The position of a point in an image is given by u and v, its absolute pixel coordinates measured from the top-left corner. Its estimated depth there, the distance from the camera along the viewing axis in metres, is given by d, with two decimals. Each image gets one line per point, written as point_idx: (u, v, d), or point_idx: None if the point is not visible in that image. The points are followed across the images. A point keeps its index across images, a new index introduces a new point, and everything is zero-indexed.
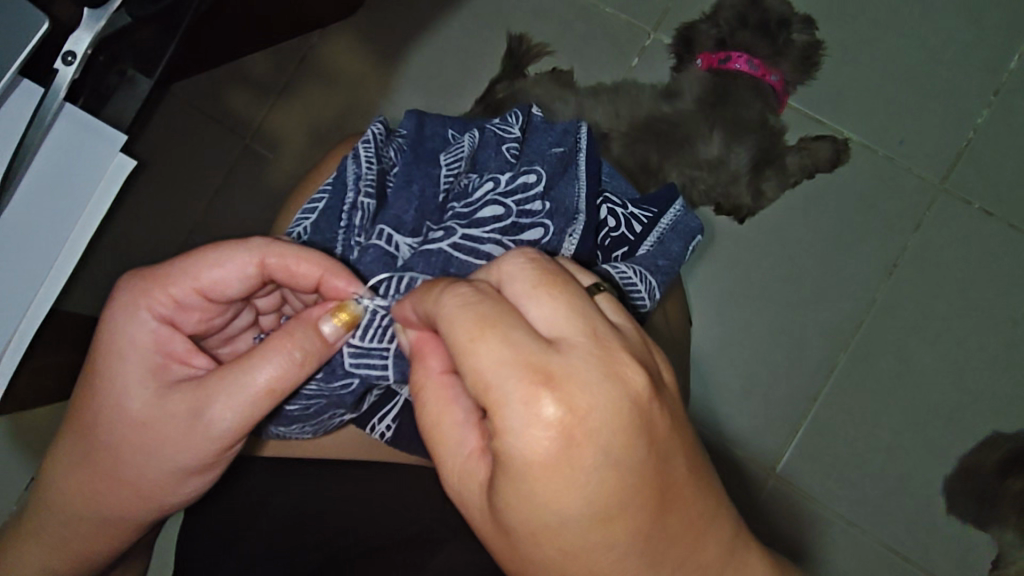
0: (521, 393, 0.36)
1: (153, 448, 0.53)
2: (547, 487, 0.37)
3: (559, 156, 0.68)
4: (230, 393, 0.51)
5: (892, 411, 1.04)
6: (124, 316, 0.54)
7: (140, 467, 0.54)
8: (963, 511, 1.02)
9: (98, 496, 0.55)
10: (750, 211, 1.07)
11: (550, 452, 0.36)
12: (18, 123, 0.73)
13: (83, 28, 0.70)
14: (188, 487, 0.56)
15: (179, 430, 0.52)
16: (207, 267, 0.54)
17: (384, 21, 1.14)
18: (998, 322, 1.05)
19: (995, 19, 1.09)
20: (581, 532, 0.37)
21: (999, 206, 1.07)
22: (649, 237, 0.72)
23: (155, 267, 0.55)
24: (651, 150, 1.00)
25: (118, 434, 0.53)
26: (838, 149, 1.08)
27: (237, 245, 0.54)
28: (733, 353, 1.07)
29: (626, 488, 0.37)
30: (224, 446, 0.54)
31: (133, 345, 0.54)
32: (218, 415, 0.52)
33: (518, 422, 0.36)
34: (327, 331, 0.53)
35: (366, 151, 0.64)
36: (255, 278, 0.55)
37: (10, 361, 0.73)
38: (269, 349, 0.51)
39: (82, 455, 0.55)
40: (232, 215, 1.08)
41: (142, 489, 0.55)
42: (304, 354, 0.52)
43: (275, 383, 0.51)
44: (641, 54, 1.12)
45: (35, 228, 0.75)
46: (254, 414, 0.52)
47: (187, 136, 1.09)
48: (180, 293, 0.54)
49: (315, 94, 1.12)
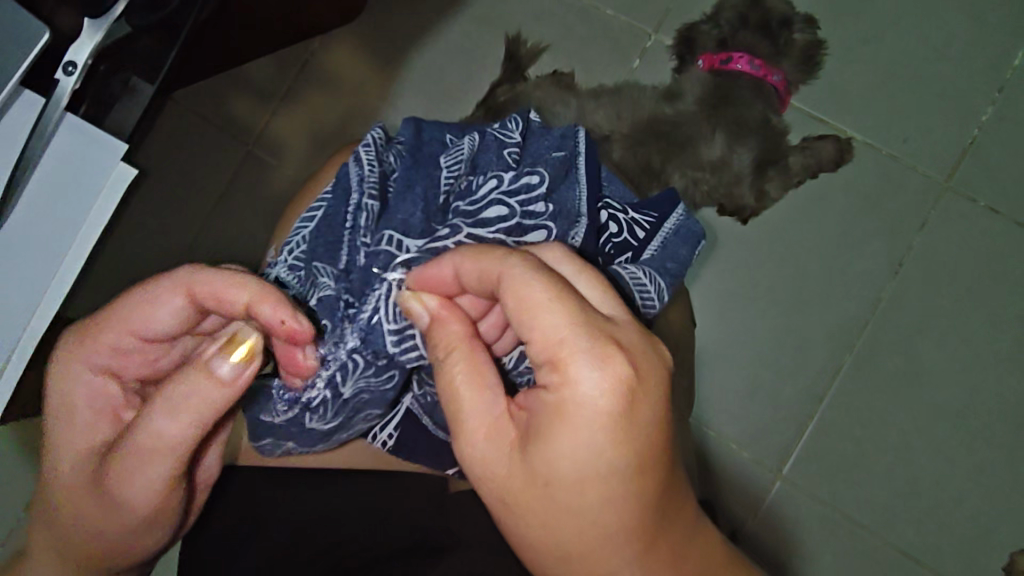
0: (595, 351, 0.45)
1: (97, 499, 0.52)
2: (602, 432, 0.44)
3: (559, 160, 0.68)
4: (151, 437, 0.50)
5: (900, 413, 1.04)
6: (60, 380, 0.54)
7: (84, 523, 0.52)
8: (972, 512, 1.01)
9: (56, 551, 0.54)
10: (753, 211, 1.06)
11: (613, 400, 0.44)
12: (20, 132, 0.74)
13: (85, 38, 0.70)
14: (142, 537, 0.54)
15: (114, 487, 0.51)
16: (129, 309, 0.53)
17: (385, 27, 1.14)
18: (1006, 321, 1.04)
19: (999, 16, 1.08)
20: (621, 478, 0.45)
21: (1005, 203, 1.06)
22: (653, 242, 0.71)
23: (89, 318, 0.55)
24: (654, 152, 0.99)
25: (59, 495, 0.53)
26: (840, 147, 1.07)
27: (148, 290, 0.52)
28: (739, 354, 1.07)
29: (658, 443, 0.46)
30: (157, 496, 0.52)
31: (76, 396, 0.54)
32: (140, 471, 0.50)
33: (588, 374, 0.44)
34: (223, 372, 0.49)
35: (367, 155, 0.64)
36: (180, 316, 0.53)
37: (11, 376, 0.73)
38: (167, 401, 0.49)
39: (39, 514, 0.54)
40: (235, 221, 1.08)
41: (94, 544, 0.53)
42: (203, 398, 0.49)
43: (190, 421, 0.49)
44: (642, 56, 1.12)
45: (35, 240, 0.75)
46: (179, 452, 0.51)
47: (189, 144, 1.10)
48: (112, 341, 0.54)
49: (317, 100, 1.12)
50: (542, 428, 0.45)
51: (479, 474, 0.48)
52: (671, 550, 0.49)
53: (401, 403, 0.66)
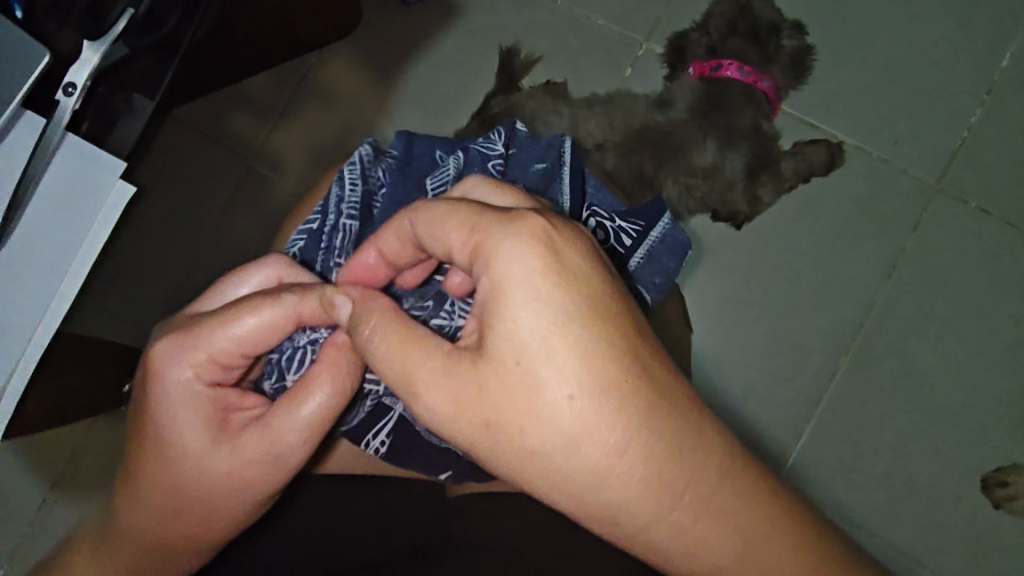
0: (506, 224, 0.45)
1: (228, 488, 0.55)
2: (540, 300, 0.44)
3: (540, 173, 0.70)
4: (291, 427, 0.54)
5: (896, 413, 1.04)
6: (166, 383, 0.55)
7: (214, 507, 0.56)
8: (971, 511, 1.01)
9: (171, 531, 0.57)
10: (747, 217, 1.08)
11: (541, 271, 0.44)
12: (18, 155, 0.74)
13: (82, 62, 0.72)
14: (266, 508, 0.58)
15: (254, 464, 0.54)
16: (239, 326, 0.54)
17: (380, 41, 1.16)
18: (1000, 320, 1.05)
19: (986, 18, 1.10)
20: (581, 342, 0.44)
21: (997, 203, 1.07)
22: (640, 249, 0.72)
23: (186, 330, 0.55)
24: (647, 160, 1.00)
25: (195, 484, 0.55)
26: (831, 152, 1.08)
27: (275, 296, 0.53)
28: (734, 359, 1.07)
29: (601, 294, 0.45)
30: (294, 466, 0.56)
31: (184, 403, 0.55)
32: (285, 443, 0.54)
33: (507, 247, 0.45)
34: (359, 342, 0.54)
35: (351, 174, 0.66)
36: (288, 330, 0.55)
37: (14, 394, 0.74)
38: (317, 377, 0.53)
39: (154, 504, 0.57)
40: (235, 235, 1.10)
41: (221, 522, 0.56)
42: (347, 374, 0.54)
43: (331, 407, 0.54)
44: (633, 64, 1.13)
45: (39, 257, 0.77)
46: (318, 436, 0.55)
47: (189, 160, 1.12)
48: (219, 354, 0.55)
49: (315, 114, 1.14)
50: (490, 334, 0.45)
51: (445, 423, 0.46)
52: (671, 428, 0.45)
53: (394, 411, 0.67)
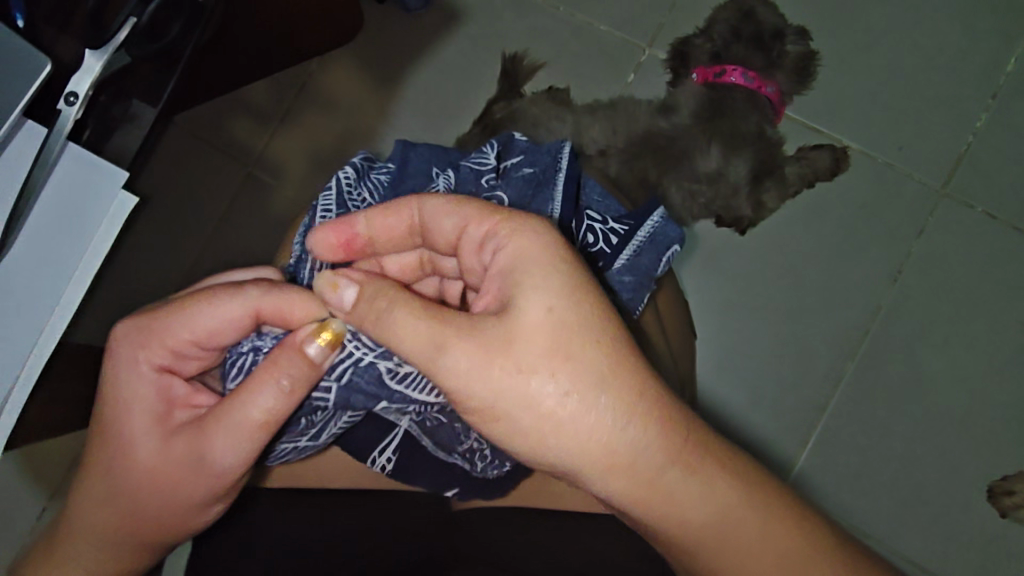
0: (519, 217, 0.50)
1: (163, 487, 0.55)
2: (549, 288, 0.48)
3: (528, 177, 0.70)
4: (230, 431, 0.53)
5: (903, 420, 1.04)
6: (123, 371, 0.55)
7: (151, 505, 0.55)
8: (979, 519, 1.00)
9: (106, 529, 0.56)
10: (752, 221, 1.07)
11: (546, 260, 0.49)
12: (20, 165, 0.74)
13: (84, 71, 0.71)
14: (202, 516, 0.58)
15: (189, 464, 0.54)
16: (200, 318, 0.54)
17: (382, 47, 1.15)
18: (1006, 325, 1.04)
19: (990, 22, 1.09)
20: (583, 319, 0.48)
21: (1002, 208, 1.06)
22: (625, 251, 0.71)
23: (148, 318, 0.55)
24: (649, 166, 1.00)
25: (134, 479, 0.55)
26: (836, 157, 1.07)
27: (237, 290, 0.55)
28: (738, 365, 1.07)
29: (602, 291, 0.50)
30: (230, 475, 0.55)
31: (136, 394, 0.55)
32: (225, 450, 0.53)
33: (523, 231, 0.50)
34: (311, 353, 0.53)
35: (324, 199, 0.65)
36: (247, 325, 0.55)
37: (11, 412, 0.72)
38: (258, 385, 0.52)
39: (93, 492, 0.56)
40: (236, 242, 1.09)
41: (158, 520, 0.56)
42: (291, 383, 0.52)
43: (273, 414, 0.53)
44: (636, 70, 1.13)
45: (39, 267, 0.76)
46: (255, 444, 0.54)
47: (190, 168, 1.11)
48: (176, 345, 0.55)
49: (317, 121, 1.13)
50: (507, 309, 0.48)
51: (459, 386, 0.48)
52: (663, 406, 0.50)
53: (399, 427, 0.67)
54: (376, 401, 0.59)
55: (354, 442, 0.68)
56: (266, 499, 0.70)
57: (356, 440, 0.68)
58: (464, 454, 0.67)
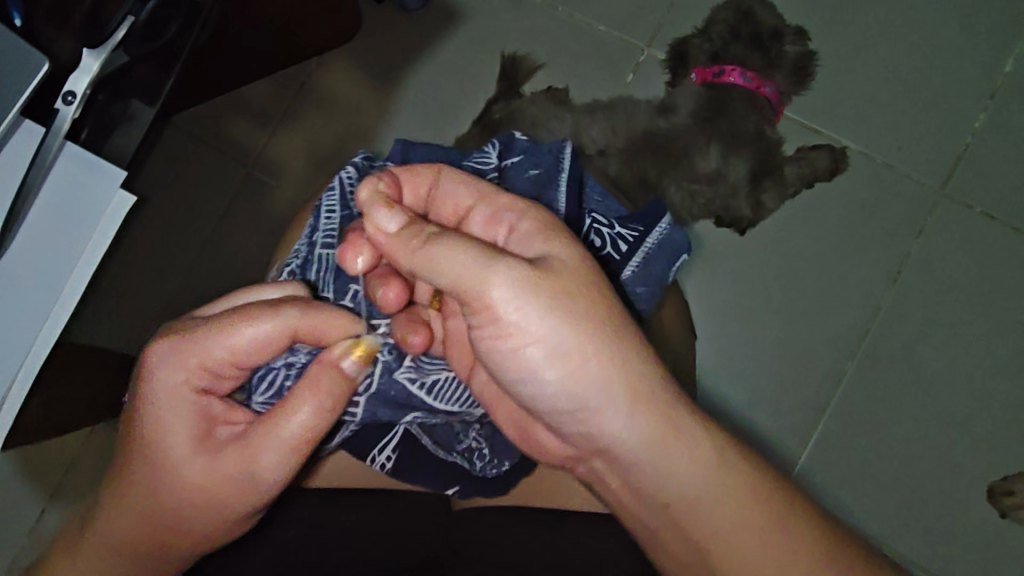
0: (485, 267, 0.49)
1: (204, 505, 0.54)
2: (542, 329, 0.50)
3: (533, 180, 0.69)
4: (272, 447, 0.53)
5: (903, 420, 1.03)
6: (158, 393, 0.54)
7: (189, 521, 0.55)
8: (980, 519, 1.00)
9: (145, 548, 0.55)
10: (751, 222, 1.07)
11: (532, 302, 0.49)
12: (18, 164, 0.74)
13: (82, 70, 0.71)
14: (236, 527, 0.57)
15: (232, 482, 0.54)
16: (238, 338, 0.52)
17: (381, 47, 1.15)
18: (1006, 324, 1.04)
19: (989, 22, 1.09)
20: (580, 352, 0.51)
21: (1001, 207, 1.06)
22: (634, 258, 0.71)
23: (183, 338, 0.53)
24: (649, 165, 1.00)
25: (173, 499, 0.54)
26: (835, 157, 1.08)
27: (274, 308, 0.53)
28: (738, 365, 1.06)
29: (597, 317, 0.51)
30: (270, 490, 0.55)
31: (172, 415, 0.54)
32: (263, 467, 0.54)
33: (499, 283, 0.49)
34: (347, 367, 0.54)
35: (328, 201, 0.67)
36: (285, 343, 0.54)
37: (8, 411, 0.73)
38: (297, 402, 0.52)
39: (121, 510, 0.55)
40: (235, 243, 1.09)
41: (193, 535, 0.56)
42: (329, 399, 0.53)
43: (312, 428, 0.53)
44: (635, 70, 1.13)
45: (36, 267, 0.76)
46: (296, 458, 0.54)
47: (188, 168, 1.11)
48: (212, 365, 0.53)
49: (316, 121, 1.13)
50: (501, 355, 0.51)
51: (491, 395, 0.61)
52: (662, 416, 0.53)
53: (399, 426, 0.67)
54: (404, 411, 0.64)
55: (355, 443, 0.68)
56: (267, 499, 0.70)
57: (356, 441, 0.68)
58: (463, 454, 0.68)
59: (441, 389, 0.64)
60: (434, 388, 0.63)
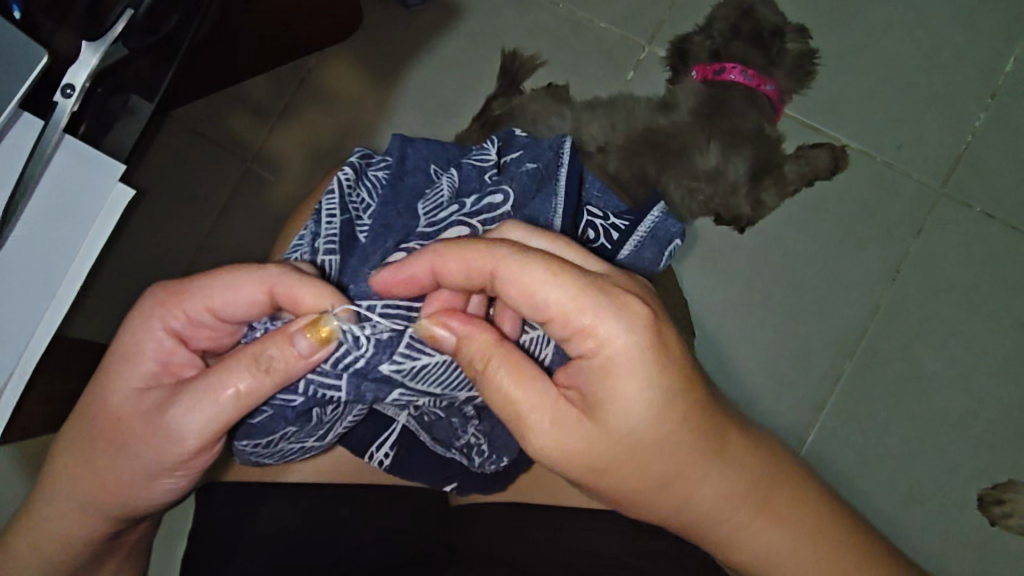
0: (609, 304, 0.52)
1: (122, 449, 0.54)
2: (637, 375, 0.52)
3: (532, 172, 0.69)
4: (201, 402, 0.52)
5: (901, 419, 1.04)
6: (140, 324, 0.55)
7: (113, 462, 0.54)
8: (974, 519, 1.00)
9: (73, 482, 0.56)
10: (750, 220, 1.07)
11: (639, 342, 0.52)
12: (17, 157, 0.74)
13: (82, 63, 0.71)
14: (156, 490, 0.56)
15: (157, 431, 0.53)
16: (218, 288, 0.54)
17: (382, 43, 1.15)
18: (1002, 324, 1.04)
19: (990, 21, 1.09)
20: (670, 398, 0.53)
21: (1001, 208, 1.06)
22: (628, 243, 0.71)
23: (179, 280, 0.56)
24: (649, 162, 0.99)
25: (99, 427, 0.54)
26: (836, 156, 1.07)
27: (256, 266, 0.54)
28: (737, 363, 1.06)
29: (685, 364, 0.54)
30: (189, 454, 0.54)
31: (140, 349, 0.55)
32: (191, 421, 0.52)
33: (614, 327, 0.51)
34: (301, 344, 0.52)
35: (328, 203, 0.64)
36: (263, 306, 0.55)
37: (6, 402, 0.73)
38: (240, 360, 0.52)
39: (75, 439, 0.56)
40: (233, 237, 1.09)
41: (111, 480, 0.55)
42: (271, 364, 0.52)
43: (245, 392, 0.52)
44: (636, 67, 1.13)
45: (33, 261, 0.76)
46: (219, 420, 0.52)
47: (188, 162, 1.11)
48: (192, 311, 0.55)
49: (315, 116, 1.13)
50: (594, 399, 0.52)
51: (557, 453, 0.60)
52: (729, 444, 0.58)
53: (396, 422, 0.68)
54: (389, 388, 0.59)
55: (354, 438, 0.68)
56: (269, 497, 0.70)
57: (356, 436, 0.68)
58: (461, 450, 0.68)
59: (426, 373, 0.59)
60: (418, 373, 0.58)
